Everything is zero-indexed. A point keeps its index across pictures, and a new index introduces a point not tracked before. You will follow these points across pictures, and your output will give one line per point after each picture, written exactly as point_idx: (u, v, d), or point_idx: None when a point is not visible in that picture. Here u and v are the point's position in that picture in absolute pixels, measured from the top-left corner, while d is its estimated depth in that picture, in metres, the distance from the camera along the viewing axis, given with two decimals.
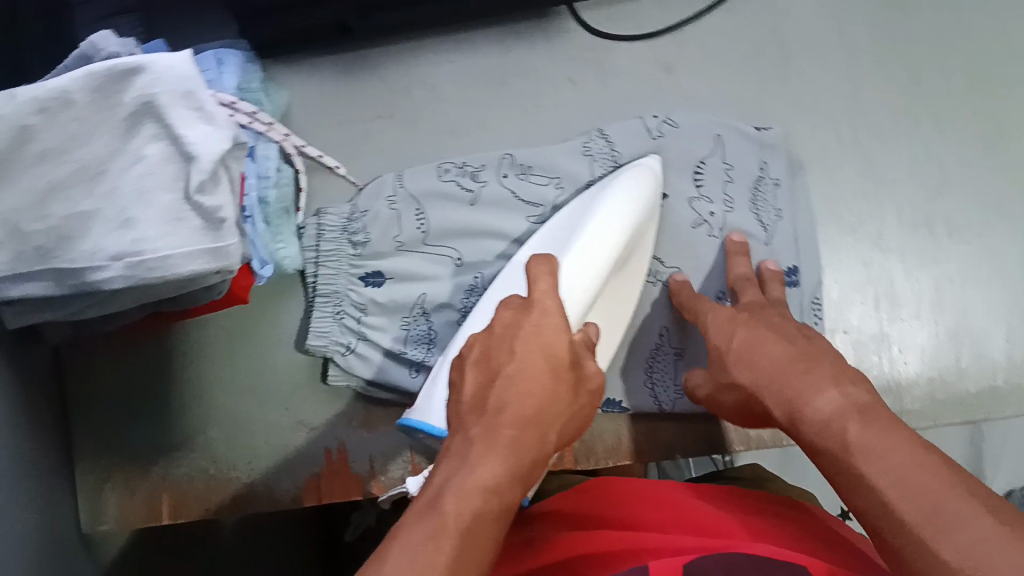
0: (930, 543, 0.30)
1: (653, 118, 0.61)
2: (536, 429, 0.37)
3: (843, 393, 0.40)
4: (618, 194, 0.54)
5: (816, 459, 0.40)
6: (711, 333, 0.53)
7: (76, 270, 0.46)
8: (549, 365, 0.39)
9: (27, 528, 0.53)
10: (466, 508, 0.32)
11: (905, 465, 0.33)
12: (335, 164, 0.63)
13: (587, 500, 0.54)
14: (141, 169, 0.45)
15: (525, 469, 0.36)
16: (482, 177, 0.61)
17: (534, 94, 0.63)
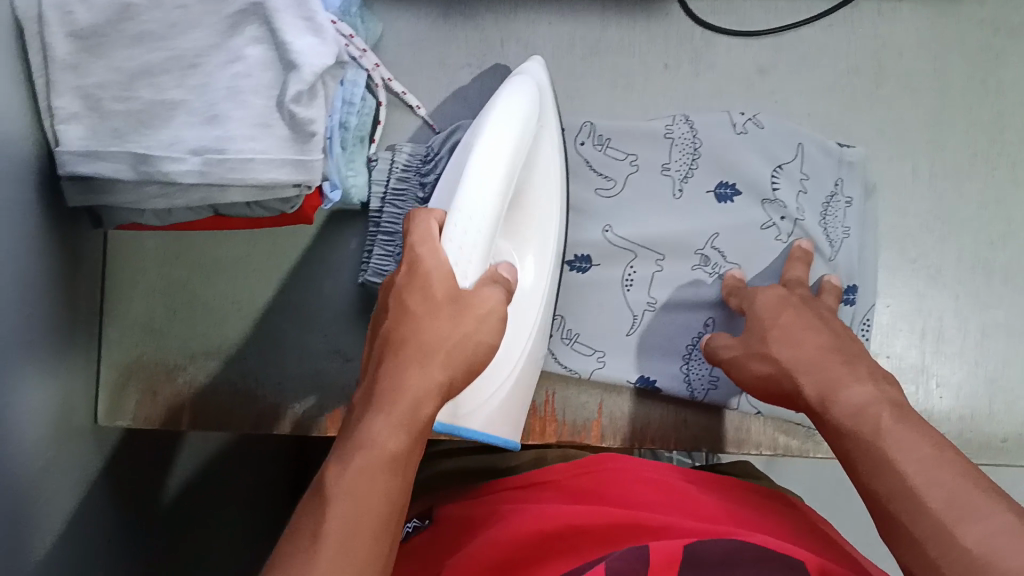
0: (953, 529, 0.32)
1: (740, 114, 0.62)
2: (417, 366, 0.38)
3: (878, 388, 0.42)
4: (516, 110, 0.47)
5: (837, 443, 0.41)
6: (759, 306, 0.53)
7: (152, 156, 0.51)
8: (425, 305, 0.40)
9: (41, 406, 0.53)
10: (348, 476, 0.34)
11: (932, 459, 0.35)
12: (416, 104, 0.62)
13: (583, 475, 0.54)
14: (239, 69, 0.52)
15: (412, 413, 0.37)
16: (559, 140, 0.62)
17: (626, 71, 0.63)
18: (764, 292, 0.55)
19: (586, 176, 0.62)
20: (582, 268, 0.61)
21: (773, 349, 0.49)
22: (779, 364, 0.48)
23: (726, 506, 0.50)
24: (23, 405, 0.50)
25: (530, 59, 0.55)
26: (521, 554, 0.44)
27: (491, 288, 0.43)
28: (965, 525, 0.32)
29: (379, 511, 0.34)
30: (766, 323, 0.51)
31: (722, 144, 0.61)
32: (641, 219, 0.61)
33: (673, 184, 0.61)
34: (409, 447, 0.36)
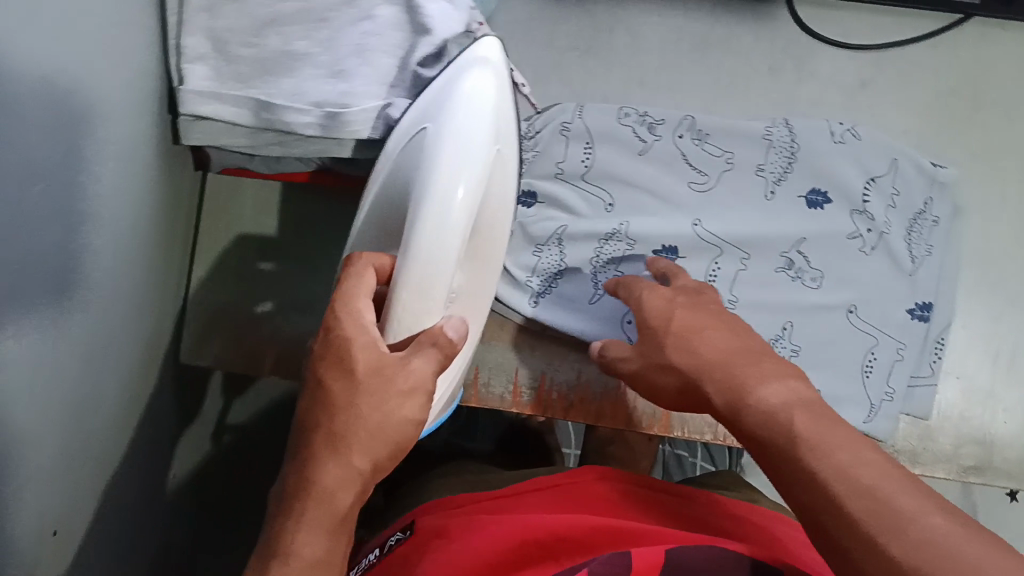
0: (879, 539, 0.30)
1: (839, 124, 0.63)
2: (336, 462, 0.37)
3: (790, 387, 0.40)
4: (475, 168, 0.37)
5: (754, 448, 0.40)
6: (645, 313, 0.52)
7: (274, 105, 0.54)
8: (343, 387, 0.38)
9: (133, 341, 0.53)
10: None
11: (855, 463, 0.33)
12: (522, 82, 0.63)
13: (545, 494, 0.53)
14: (368, 27, 0.52)
15: (335, 506, 0.37)
16: (658, 131, 0.62)
17: (730, 70, 0.64)
18: (652, 293, 0.53)
19: (681, 169, 0.62)
20: (667, 259, 0.61)
21: (669, 357, 0.48)
22: (686, 375, 0.47)
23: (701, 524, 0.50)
24: (122, 337, 0.50)
25: (487, 49, 0.41)
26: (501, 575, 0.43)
27: (423, 356, 0.38)
28: (888, 533, 0.30)
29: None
30: (662, 320, 0.50)
31: (820, 151, 0.62)
32: (731, 216, 0.62)
33: (764, 184, 0.62)
34: (331, 544, 0.37)
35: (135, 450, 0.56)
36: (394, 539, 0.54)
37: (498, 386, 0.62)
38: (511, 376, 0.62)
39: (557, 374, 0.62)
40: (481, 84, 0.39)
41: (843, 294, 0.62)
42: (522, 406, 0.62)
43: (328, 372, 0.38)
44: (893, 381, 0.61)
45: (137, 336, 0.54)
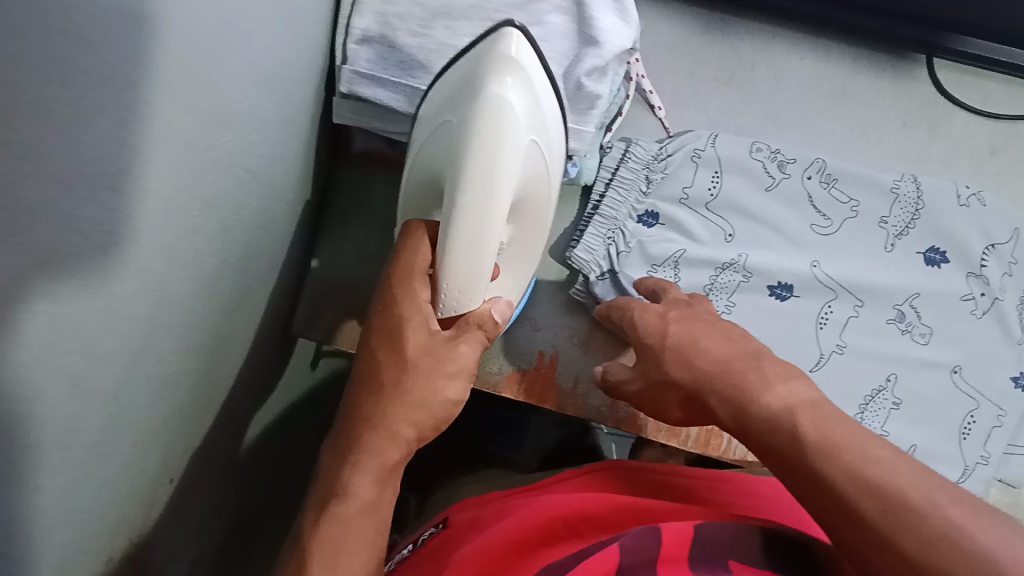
0: (900, 539, 0.33)
1: (965, 187, 0.64)
2: (384, 431, 0.40)
3: (792, 392, 0.44)
4: (500, 180, 0.40)
5: (771, 453, 0.43)
6: (641, 330, 0.55)
7: None
8: (392, 365, 0.42)
9: (243, 305, 0.54)
10: (324, 526, 0.38)
11: (872, 460, 0.37)
12: (658, 105, 0.64)
13: (581, 485, 0.57)
14: (538, 33, 0.53)
15: (385, 457, 0.40)
16: (788, 170, 0.63)
17: (863, 120, 0.65)
18: (643, 310, 0.56)
19: (805, 209, 0.63)
20: (782, 296, 0.62)
21: (669, 371, 0.51)
22: (686, 387, 0.50)
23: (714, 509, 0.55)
24: (231, 297, 0.51)
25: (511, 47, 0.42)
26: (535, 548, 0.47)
27: (469, 337, 0.43)
28: (906, 529, 0.33)
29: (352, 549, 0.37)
30: (657, 335, 0.53)
31: (945, 211, 0.63)
32: (851, 262, 0.63)
33: (886, 237, 0.63)
34: (380, 491, 0.40)
35: (225, 413, 0.57)
36: (428, 536, 0.58)
37: (596, 399, 0.62)
38: None
39: None
40: (507, 102, 0.40)
41: (949, 353, 0.62)
42: (617, 421, 0.62)
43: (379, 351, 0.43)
44: (989, 445, 0.62)
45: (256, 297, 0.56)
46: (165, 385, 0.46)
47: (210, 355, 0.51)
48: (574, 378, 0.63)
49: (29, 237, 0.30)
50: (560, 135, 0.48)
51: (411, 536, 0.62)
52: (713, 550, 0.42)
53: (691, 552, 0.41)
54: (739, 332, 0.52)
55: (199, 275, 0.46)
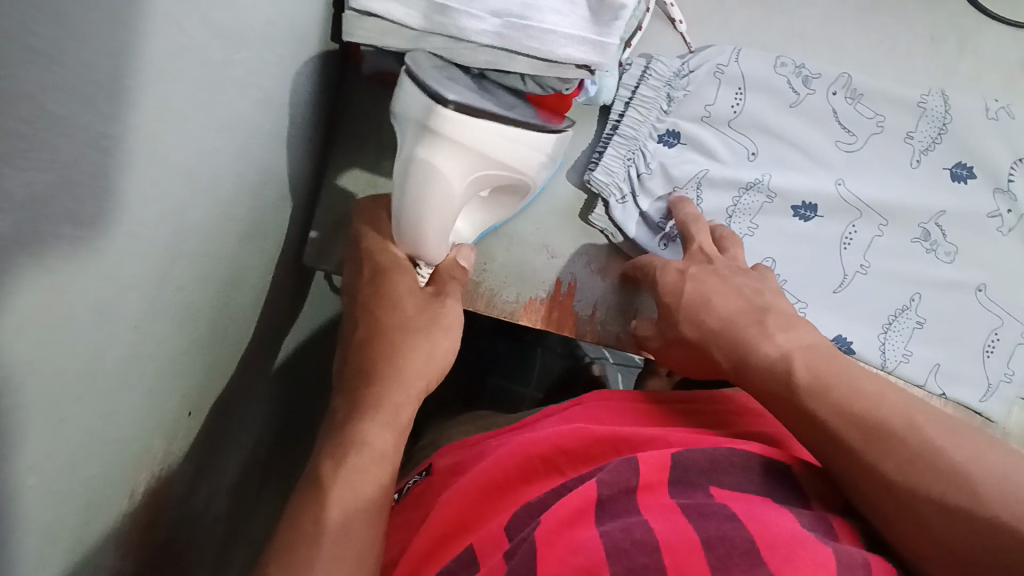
0: (874, 460, 0.38)
1: (994, 101, 0.62)
2: (387, 396, 0.49)
3: (784, 340, 0.47)
4: (430, 231, 0.45)
5: (761, 394, 0.47)
6: (661, 288, 0.55)
7: (451, 9, 0.52)
8: (396, 326, 0.53)
9: (256, 235, 0.52)
10: (344, 476, 0.45)
11: (857, 398, 0.41)
12: (679, 18, 0.62)
13: (564, 415, 0.57)
14: None
15: (397, 414, 0.49)
16: (813, 85, 0.61)
17: (891, 35, 0.63)
18: (664, 266, 0.56)
19: (829, 127, 0.61)
20: (806, 217, 0.61)
21: (682, 329, 0.53)
22: (696, 344, 0.52)
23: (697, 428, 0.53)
24: (244, 225, 0.49)
25: (436, 110, 0.40)
26: (511, 487, 0.47)
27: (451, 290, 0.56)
28: (883, 452, 0.38)
29: (358, 486, 0.45)
30: (676, 292, 0.54)
31: (974, 127, 0.61)
32: (876, 181, 0.61)
33: (914, 152, 0.61)
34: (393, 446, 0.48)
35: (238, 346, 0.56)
36: (413, 482, 0.59)
37: (615, 324, 0.61)
38: (630, 317, 0.62)
39: None
40: (433, 169, 0.42)
41: (973, 273, 0.61)
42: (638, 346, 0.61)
43: (392, 320, 0.53)
44: (1013, 363, 0.62)
45: (268, 227, 0.54)
46: (180, 317, 0.44)
47: (224, 286, 0.49)
48: (592, 306, 0.61)
49: (53, 154, 0.28)
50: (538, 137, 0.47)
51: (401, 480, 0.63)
52: (693, 472, 0.42)
53: (670, 477, 0.42)
54: (753, 285, 0.54)
55: (216, 203, 0.44)
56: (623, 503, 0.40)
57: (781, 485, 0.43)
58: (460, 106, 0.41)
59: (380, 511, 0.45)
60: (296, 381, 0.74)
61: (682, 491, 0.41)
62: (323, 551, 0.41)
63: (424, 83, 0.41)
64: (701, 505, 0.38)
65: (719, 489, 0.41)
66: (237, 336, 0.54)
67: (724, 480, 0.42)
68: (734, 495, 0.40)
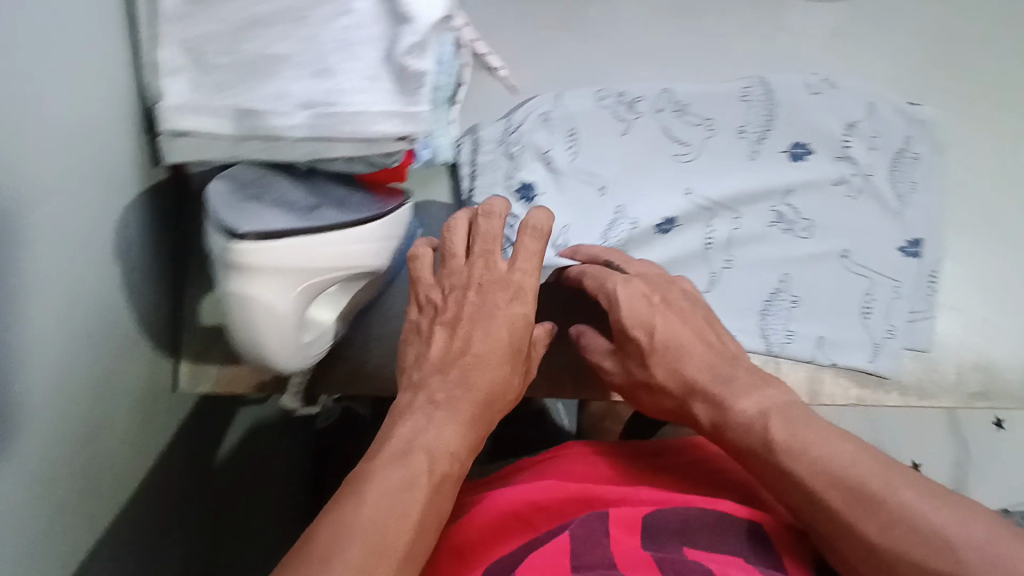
0: (863, 530, 0.38)
1: (813, 75, 0.64)
2: (484, 401, 0.44)
3: (761, 394, 0.45)
4: (280, 355, 0.46)
5: (738, 455, 0.45)
6: (626, 314, 0.51)
7: (259, 111, 0.52)
8: (511, 354, 0.47)
9: (111, 372, 0.50)
10: (401, 468, 0.38)
11: (839, 458, 0.40)
12: (498, 66, 0.63)
13: (531, 467, 0.55)
14: (349, 22, 0.52)
15: (470, 434, 0.43)
16: (638, 109, 0.63)
17: (705, 35, 0.65)
18: (627, 286, 0.52)
19: (665, 142, 0.62)
20: (665, 230, 0.61)
21: (656, 375, 0.50)
22: (678, 396, 0.49)
23: (665, 476, 0.52)
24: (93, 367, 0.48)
25: (233, 245, 0.41)
26: (482, 543, 0.45)
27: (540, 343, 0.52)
28: (871, 520, 0.38)
29: (413, 476, 0.38)
30: (642, 322, 0.51)
31: (799, 105, 0.63)
32: (723, 180, 0.62)
33: (744, 138, 0.63)
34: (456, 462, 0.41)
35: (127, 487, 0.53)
36: None
37: None
38: None
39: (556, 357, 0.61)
40: (254, 300, 0.42)
41: (834, 241, 0.62)
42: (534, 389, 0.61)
43: (480, 339, 0.46)
44: (892, 318, 0.61)
45: (125, 364, 0.53)
46: (43, 479, 0.42)
47: (83, 436, 0.46)
48: None
49: None
50: (364, 232, 0.47)
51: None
52: (660, 537, 0.43)
53: (641, 535, 0.43)
54: (715, 334, 0.51)
55: (46, 357, 0.41)
56: (600, 555, 0.40)
57: (745, 542, 0.44)
58: (253, 235, 0.41)
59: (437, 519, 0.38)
60: (222, 502, 0.71)
61: (657, 546, 0.42)
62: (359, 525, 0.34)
63: (219, 219, 0.42)
64: (674, 560, 0.40)
65: (693, 549, 0.43)
66: (120, 485, 0.52)
67: (696, 540, 0.44)
68: (710, 556, 0.42)
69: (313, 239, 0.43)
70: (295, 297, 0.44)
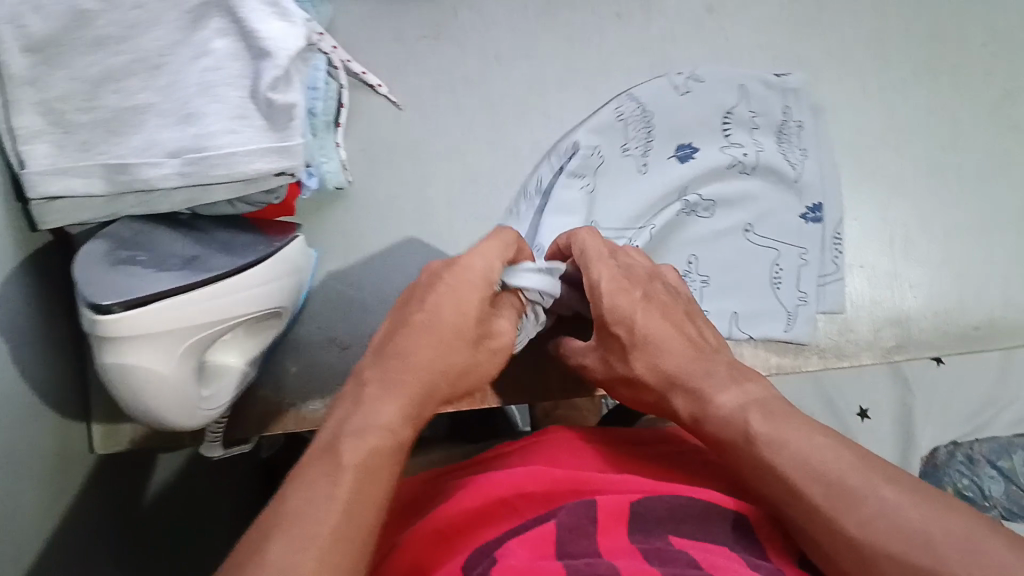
0: (838, 522, 0.33)
1: (678, 75, 0.62)
2: (427, 377, 0.39)
3: (744, 388, 0.40)
4: (173, 413, 0.45)
5: (718, 450, 0.40)
6: (609, 310, 0.47)
7: (129, 165, 0.51)
8: (458, 327, 0.41)
9: (11, 452, 0.48)
10: (357, 440, 0.34)
11: (819, 452, 0.35)
12: (377, 82, 0.61)
13: (516, 452, 0.50)
14: (209, 63, 0.51)
15: (418, 408, 0.38)
16: (543, 181, 0.61)
17: (580, 27, 0.64)
18: (612, 276, 0.48)
19: (573, 182, 0.59)
20: None
21: (637, 372, 0.46)
22: (654, 390, 0.45)
23: (657, 464, 0.49)
24: None
25: (100, 319, 0.41)
26: (468, 529, 0.41)
27: (505, 314, 0.45)
28: (849, 512, 0.33)
29: (348, 452, 0.33)
30: (620, 324, 0.46)
31: (678, 106, 0.62)
32: (626, 196, 0.60)
33: (631, 155, 0.61)
34: (410, 428, 0.37)
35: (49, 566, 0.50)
36: None
37: None
38: None
39: None
40: (133, 368, 0.43)
41: (736, 215, 0.61)
42: None
43: (433, 307, 0.41)
44: (803, 285, 0.61)
45: (24, 442, 0.50)
46: None
47: None
48: None
49: None
50: (244, 281, 0.46)
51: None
52: (650, 524, 0.40)
53: (629, 525, 0.40)
54: (697, 328, 0.47)
55: None
56: (583, 543, 0.37)
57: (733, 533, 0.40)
58: (118, 305, 0.41)
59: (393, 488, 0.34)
60: (175, 527, 0.67)
61: (641, 538, 0.39)
62: (324, 520, 0.30)
63: (82, 294, 0.42)
64: (660, 550, 0.37)
65: (677, 538, 0.39)
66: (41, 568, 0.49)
67: (682, 530, 0.40)
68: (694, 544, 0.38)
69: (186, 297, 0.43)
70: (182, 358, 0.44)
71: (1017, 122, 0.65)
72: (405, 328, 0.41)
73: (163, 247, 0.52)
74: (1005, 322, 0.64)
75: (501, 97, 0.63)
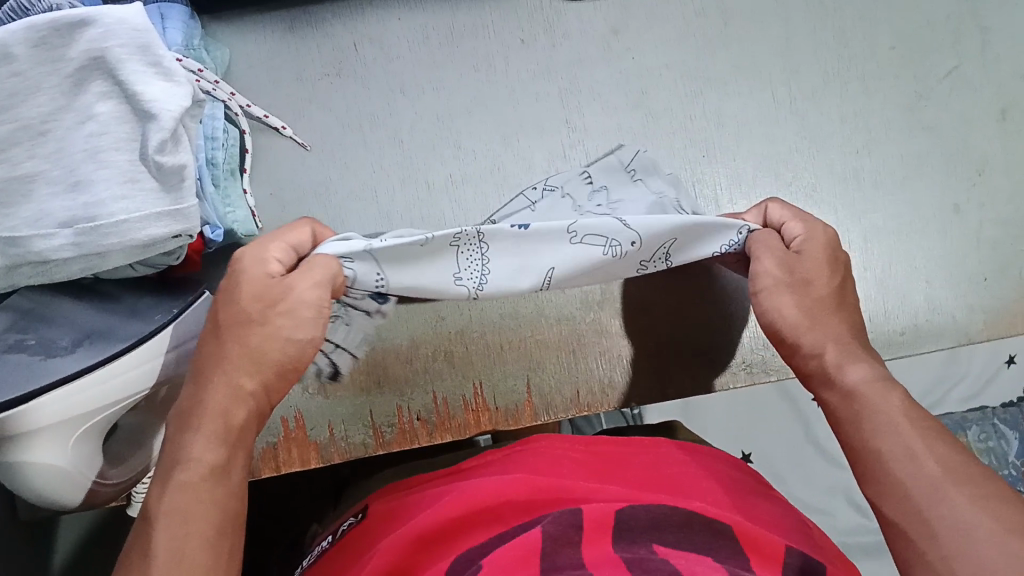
0: (956, 508, 0.35)
1: (535, 190, 0.59)
2: (225, 395, 0.41)
3: (880, 374, 0.42)
4: (68, 493, 0.48)
5: (846, 427, 0.41)
6: (811, 243, 0.47)
7: (20, 236, 0.48)
8: (246, 328, 0.42)
9: None
10: (174, 491, 0.38)
11: (950, 462, 0.37)
12: (281, 124, 0.61)
13: (535, 448, 0.49)
14: (93, 129, 0.48)
15: (228, 422, 0.41)
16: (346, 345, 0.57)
17: (485, 55, 0.63)
18: (821, 233, 0.48)
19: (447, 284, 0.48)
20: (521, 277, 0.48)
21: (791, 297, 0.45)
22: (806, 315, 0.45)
23: (650, 466, 0.47)
24: None
25: None
26: (452, 535, 0.41)
27: (307, 276, 0.43)
28: (968, 501, 0.35)
29: (169, 506, 0.38)
30: (795, 264, 0.46)
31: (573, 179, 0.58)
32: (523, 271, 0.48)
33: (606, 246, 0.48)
34: (227, 452, 0.40)
35: None
36: (347, 524, 0.51)
37: (357, 433, 0.61)
38: (368, 422, 0.62)
39: (411, 403, 0.62)
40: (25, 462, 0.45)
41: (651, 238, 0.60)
42: (386, 446, 0.61)
43: (211, 343, 0.42)
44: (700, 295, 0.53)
45: None
46: None
47: None
48: (327, 427, 0.61)
49: None
50: (131, 364, 0.48)
51: (333, 526, 0.54)
52: (635, 531, 0.39)
53: (613, 535, 0.38)
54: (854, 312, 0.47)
55: None
56: (568, 555, 0.37)
57: (712, 538, 0.38)
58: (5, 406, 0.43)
59: (223, 515, 0.39)
60: None
61: (624, 547, 0.37)
62: None
63: None
64: (644, 560, 0.36)
65: (661, 546, 0.37)
66: None
67: (665, 538, 0.38)
68: (677, 554, 0.37)
69: (60, 392, 0.45)
70: (70, 445, 0.47)
71: (930, 123, 0.65)
72: (201, 352, 0.43)
73: (68, 317, 0.51)
74: (927, 325, 0.63)
75: (411, 132, 0.62)
